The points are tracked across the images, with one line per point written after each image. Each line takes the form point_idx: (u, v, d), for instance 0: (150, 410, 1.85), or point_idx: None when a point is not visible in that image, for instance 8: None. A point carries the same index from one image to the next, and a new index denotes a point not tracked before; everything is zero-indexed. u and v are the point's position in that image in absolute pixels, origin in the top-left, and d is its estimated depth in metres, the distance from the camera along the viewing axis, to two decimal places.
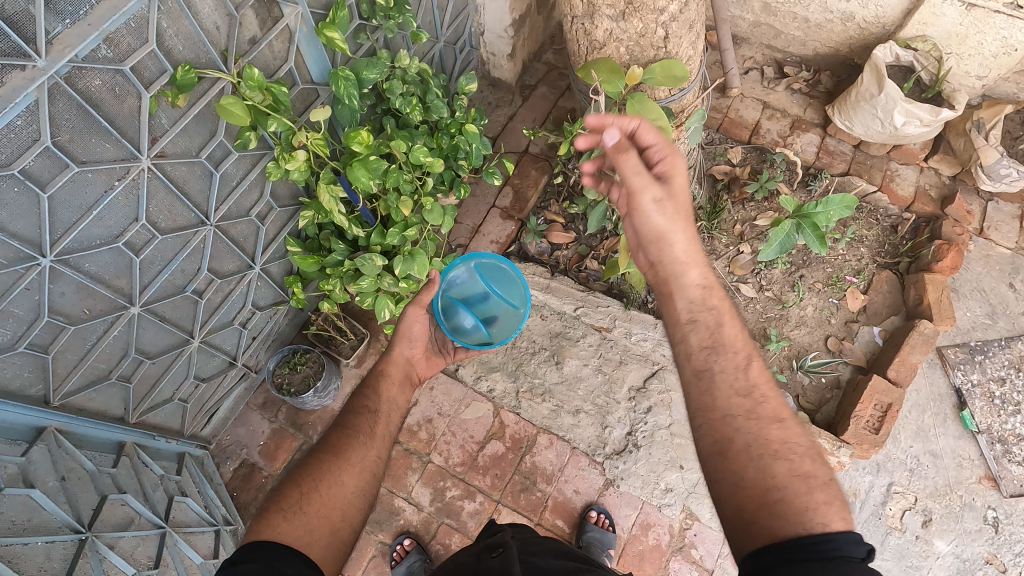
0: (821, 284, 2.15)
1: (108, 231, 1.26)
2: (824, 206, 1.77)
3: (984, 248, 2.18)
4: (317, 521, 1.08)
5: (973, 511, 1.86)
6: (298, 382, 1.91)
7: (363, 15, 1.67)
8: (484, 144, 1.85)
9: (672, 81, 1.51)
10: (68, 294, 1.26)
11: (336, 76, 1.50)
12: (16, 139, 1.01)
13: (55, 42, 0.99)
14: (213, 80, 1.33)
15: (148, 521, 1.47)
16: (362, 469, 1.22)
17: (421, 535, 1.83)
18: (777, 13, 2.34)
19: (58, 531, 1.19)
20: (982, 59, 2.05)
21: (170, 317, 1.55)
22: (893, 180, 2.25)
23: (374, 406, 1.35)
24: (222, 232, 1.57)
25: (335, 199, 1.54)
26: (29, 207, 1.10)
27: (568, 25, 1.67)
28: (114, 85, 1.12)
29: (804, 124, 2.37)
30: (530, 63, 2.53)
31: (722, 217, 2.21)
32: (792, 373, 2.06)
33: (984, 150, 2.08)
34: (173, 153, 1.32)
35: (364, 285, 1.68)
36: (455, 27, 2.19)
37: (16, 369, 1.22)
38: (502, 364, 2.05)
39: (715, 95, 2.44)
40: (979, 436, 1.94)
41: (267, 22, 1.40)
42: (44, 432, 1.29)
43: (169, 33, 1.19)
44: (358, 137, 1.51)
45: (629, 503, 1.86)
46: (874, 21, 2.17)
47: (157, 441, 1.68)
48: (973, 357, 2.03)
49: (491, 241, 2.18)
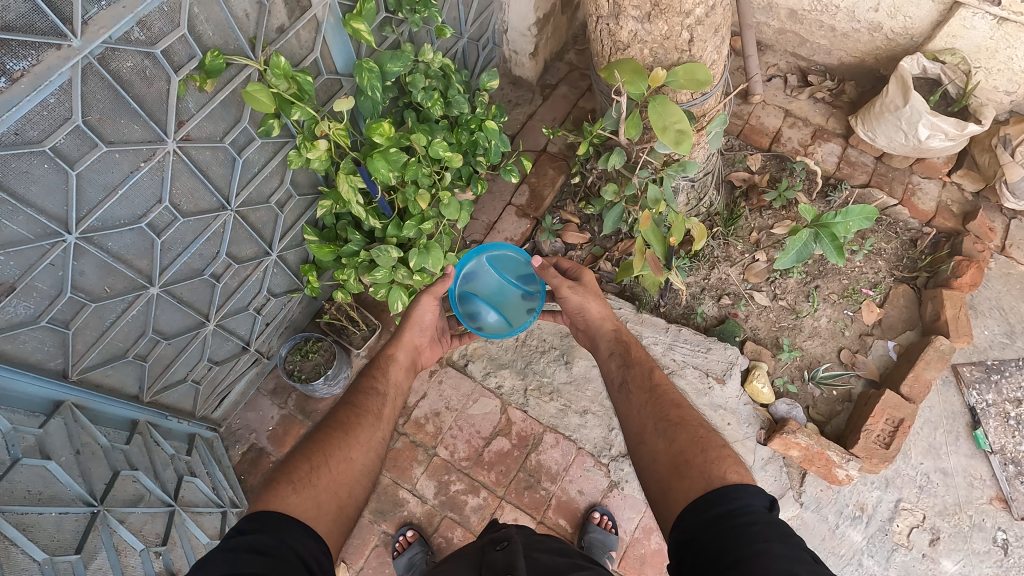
0: (836, 295, 2.13)
1: (131, 212, 1.28)
2: (843, 216, 1.75)
3: (1005, 266, 2.15)
4: (326, 494, 1.10)
5: (982, 531, 1.83)
6: (309, 370, 1.92)
7: (390, 8, 1.69)
8: (503, 142, 1.89)
9: (695, 85, 1.50)
10: (89, 272, 1.28)
11: (360, 67, 1.52)
12: (48, 117, 1.04)
13: (91, 23, 1.01)
14: (240, 66, 1.35)
15: (157, 499, 1.49)
16: (369, 448, 1.26)
17: (424, 527, 1.84)
18: (803, 21, 2.34)
19: (71, 503, 1.22)
20: (1012, 74, 2.03)
21: (187, 299, 1.57)
22: (915, 194, 2.22)
23: (381, 388, 1.41)
24: (241, 217, 1.58)
25: (354, 189, 1.55)
26: (58, 184, 1.12)
27: (593, 25, 1.68)
28: (145, 69, 1.15)
29: (826, 133, 2.35)
30: (552, 62, 2.53)
31: (739, 224, 2.19)
32: (802, 383, 2.04)
33: (1009, 166, 2.05)
34: (198, 137, 1.34)
35: (378, 276, 1.67)
36: (480, 24, 2.20)
37: (37, 342, 1.25)
38: (512, 362, 2.06)
39: (736, 101, 2.42)
40: (992, 456, 1.91)
41: (295, 11, 1.42)
42: (61, 406, 1.32)
43: (200, 19, 1.21)
44: (380, 128, 1.52)
45: (633, 506, 1.86)
46: (901, 32, 2.16)
47: (169, 421, 1.70)
48: (989, 376, 2.00)
49: (505, 238, 2.18)
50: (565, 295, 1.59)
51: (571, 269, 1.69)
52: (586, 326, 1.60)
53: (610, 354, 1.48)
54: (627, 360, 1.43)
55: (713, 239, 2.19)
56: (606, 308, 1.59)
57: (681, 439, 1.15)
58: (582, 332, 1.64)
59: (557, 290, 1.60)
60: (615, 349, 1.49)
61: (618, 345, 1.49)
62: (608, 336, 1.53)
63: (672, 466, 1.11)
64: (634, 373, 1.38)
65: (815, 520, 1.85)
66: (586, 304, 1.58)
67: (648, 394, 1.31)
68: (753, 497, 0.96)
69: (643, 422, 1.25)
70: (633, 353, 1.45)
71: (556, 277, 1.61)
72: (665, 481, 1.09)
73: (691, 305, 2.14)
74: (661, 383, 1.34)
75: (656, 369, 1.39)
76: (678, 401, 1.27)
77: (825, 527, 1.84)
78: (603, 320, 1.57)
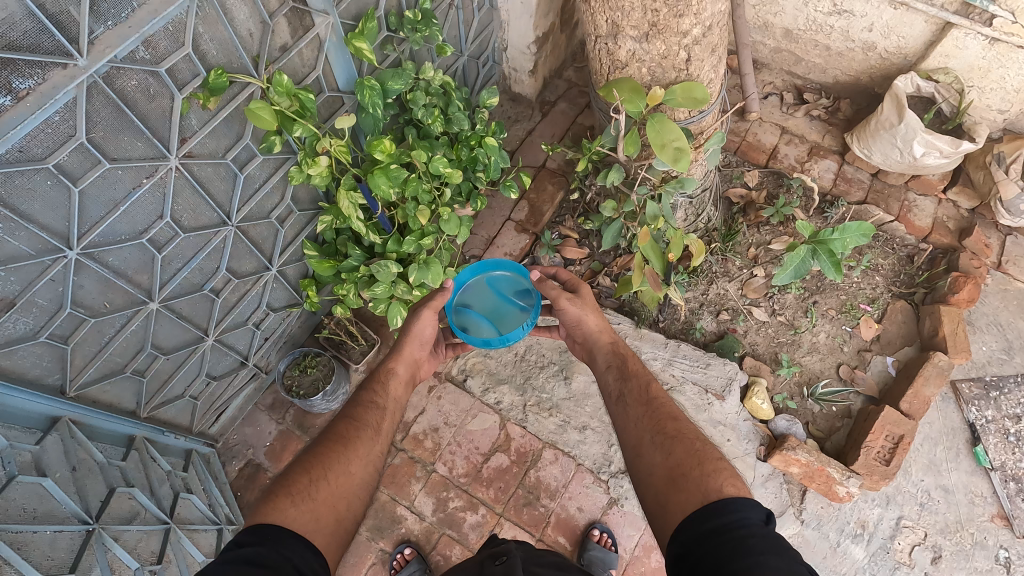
0: (835, 311, 2.13)
1: (132, 227, 1.29)
2: (840, 233, 1.76)
3: (1002, 282, 2.16)
4: (324, 508, 1.09)
5: (984, 549, 1.82)
6: (307, 385, 1.92)
7: (391, 27, 1.72)
8: (502, 158, 1.91)
9: (692, 103, 1.52)
10: (89, 287, 1.28)
11: (361, 85, 1.54)
12: (52, 134, 1.05)
13: (97, 42, 1.03)
14: (243, 85, 1.36)
15: (153, 517, 1.47)
16: (368, 462, 1.25)
17: (422, 544, 1.82)
18: (799, 40, 2.38)
19: (66, 521, 1.20)
20: (1005, 93, 2.06)
21: (186, 314, 1.57)
22: (911, 211, 2.24)
23: (381, 402, 1.40)
24: (242, 232, 1.59)
25: (355, 205, 1.56)
26: (61, 200, 1.13)
27: (592, 44, 1.70)
28: (150, 86, 1.16)
29: (822, 150, 2.38)
30: (551, 80, 2.56)
31: (737, 240, 2.21)
32: (802, 400, 2.04)
33: (1004, 184, 2.07)
34: (200, 153, 1.35)
35: (377, 292, 1.68)
36: (479, 42, 2.24)
37: (35, 358, 1.25)
38: (511, 377, 2.05)
39: (733, 118, 2.45)
40: (993, 473, 1.90)
41: (298, 30, 1.44)
42: (59, 421, 1.31)
43: (204, 38, 1.22)
44: (381, 145, 1.54)
45: (633, 523, 1.84)
46: (895, 52, 2.19)
47: (166, 437, 1.69)
48: (988, 393, 2.00)
49: (504, 253, 2.19)
50: (563, 307, 1.57)
51: (567, 280, 1.68)
52: (585, 341, 1.59)
53: (607, 367, 1.47)
54: (625, 372, 1.43)
55: (711, 254, 2.20)
56: (603, 321, 1.58)
57: (678, 452, 1.14)
58: (580, 345, 1.63)
59: (555, 302, 1.57)
60: (612, 361, 1.48)
61: (615, 358, 1.49)
62: (605, 349, 1.53)
63: (669, 479, 1.10)
64: (632, 386, 1.37)
65: (816, 538, 1.84)
66: (583, 317, 1.56)
67: (646, 407, 1.30)
68: (750, 510, 0.96)
69: (641, 435, 1.24)
70: (630, 366, 1.44)
71: (554, 289, 1.58)
72: (661, 494, 1.09)
73: (690, 321, 2.15)
74: (659, 396, 1.33)
75: (653, 382, 1.38)
76: (675, 413, 1.27)
77: (826, 544, 1.83)
78: (600, 333, 1.56)
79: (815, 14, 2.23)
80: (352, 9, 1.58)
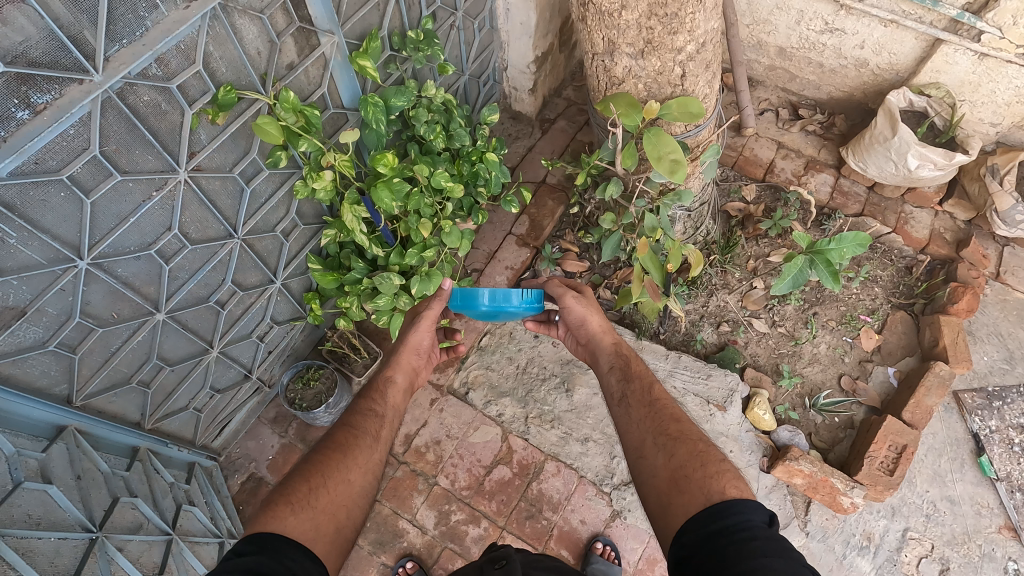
0: (835, 322, 2.14)
1: (142, 239, 1.32)
2: (836, 243, 1.76)
3: (1001, 292, 2.17)
4: (324, 516, 1.10)
5: (993, 561, 1.79)
6: (310, 398, 1.93)
7: (395, 47, 1.77)
8: (503, 172, 1.94)
9: (688, 117, 1.56)
10: (98, 297, 1.30)
11: (365, 102, 1.59)
12: (67, 147, 1.09)
13: (112, 60, 1.07)
14: (251, 101, 1.41)
15: (155, 527, 1.48)
16: (367, 470, 1.26)
17: (424, 558, 1.81)
18: (792, 58, 2.44)
19: (71, 528, 1.21)
20: (996, 106, 2.11)
21: (192, 326, 1.59)
22: (908, 223, 2.27)
23: (380, 410, 1.41)
24: (248, 245, 1.62)
25: (358, 218, 1.61)
26: (74, 212, 1.16)
27: (590, 61, 1.74)
28: (160, 103, 1.20)
29: (818, 164, 2.41)
30: (551, 98, 2.62)
31: (736, 253, 2.23)
32: (805, 411, 2.04)
33: (999, 195, 2.09)
34: (209, 167, 1.39)
35: (380, 303, 1.70)
36: (480, 61, 2.30)
37: (44, 367, 1.27)
38: (512, 390, 2.06)
39: (730, 134, 2.50)
40: (998, 483, 1.89)
41: (304, 50, 1.49)
42: (64, 431, 1.32)
43: (214, 57, 1.27)
44: (384, 159, 1.58)
45: (636, 536, 1.83)
46: (887, 68, 2.25)
47: (169, 449, 1.70)
48: (991, 403, 2.00)
49: (505, 266, 2.22)
50: (569, 304, 1.57)
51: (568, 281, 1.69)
52: (586, 338, 1.59)
53: (610, 369, 1.47)
54: (626, 373, 1.44)
55: (710, 267, 2.22)
56: (607, 322, 1.59)
57: (680, 454, 1.15)
58: (582, 346, 1.63)
59: (559, 300, 1.59)
60: (615, 363, 1.48)
61: (618, 359, 1.49)
62: (608, 350, 1.52)
63: (671, 481, 1.11)
64: (634, 388, 1.38)
65: (822, 551, 1.82)
66: (587, 316, 1.57)
67: (648, 408, 1.31)
68: (753, 512, 0.96)
69: (643, 437, 1.25)
70: (634, 367, 1.45)
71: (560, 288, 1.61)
72: (663, 497, 1.09)
73: (690, 332, 2.16)
74: (661, 398, 1.34)
75: (656, 383, 1.39)
76: (678, 416, 1.28)
77: (832, 557, 1.81)
78: (604, 334, 1.56)
79: (807, 32, 2.29)
80: (355, 30, 1.63)
